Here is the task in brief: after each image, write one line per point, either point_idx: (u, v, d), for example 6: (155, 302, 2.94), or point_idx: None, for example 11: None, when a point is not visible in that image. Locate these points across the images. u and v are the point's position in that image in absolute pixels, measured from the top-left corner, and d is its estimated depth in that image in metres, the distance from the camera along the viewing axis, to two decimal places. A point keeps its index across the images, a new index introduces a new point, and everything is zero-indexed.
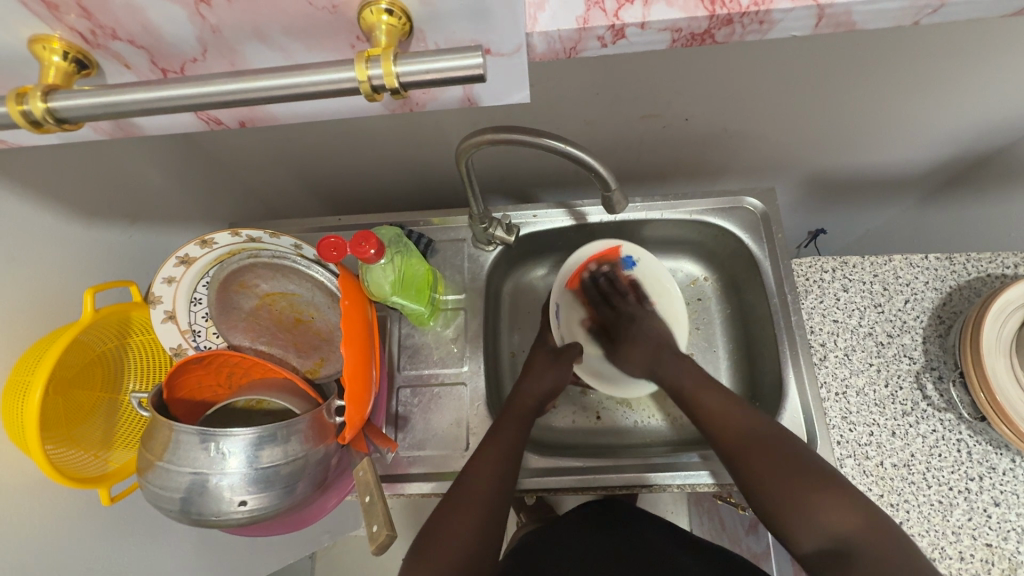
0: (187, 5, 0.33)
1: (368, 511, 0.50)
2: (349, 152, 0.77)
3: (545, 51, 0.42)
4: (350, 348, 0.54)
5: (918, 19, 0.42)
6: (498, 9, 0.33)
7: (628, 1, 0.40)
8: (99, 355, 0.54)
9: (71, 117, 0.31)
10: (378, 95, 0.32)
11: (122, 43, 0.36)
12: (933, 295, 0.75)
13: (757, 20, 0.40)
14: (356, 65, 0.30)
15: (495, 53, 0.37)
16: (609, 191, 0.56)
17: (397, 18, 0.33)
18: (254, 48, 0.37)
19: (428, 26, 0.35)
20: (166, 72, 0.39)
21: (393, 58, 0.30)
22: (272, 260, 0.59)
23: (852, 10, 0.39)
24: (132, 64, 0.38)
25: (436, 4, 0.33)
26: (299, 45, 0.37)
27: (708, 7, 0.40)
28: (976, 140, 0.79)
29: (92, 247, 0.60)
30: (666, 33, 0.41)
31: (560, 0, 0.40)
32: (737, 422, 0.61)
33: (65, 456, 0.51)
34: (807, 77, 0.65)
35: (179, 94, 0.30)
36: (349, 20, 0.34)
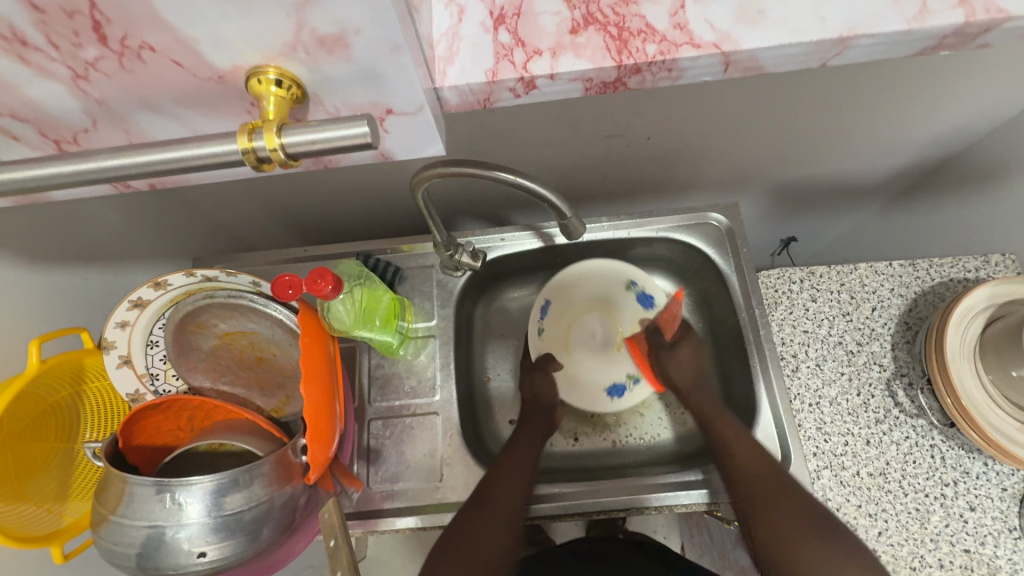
0: (65, 82, 0.34)
1: (332, 556, 0.49)
2: (312, 181, 0.77)
3: (459, 103, 0.45)
4: (311, 386, 0.53)
5: (826, 60, 0.44)
6: (388, 72, 0.35)
7: (536, 53, 0.42)
8: (52, 405, 0.53)
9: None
10: (267, 165, 0.32)
11: (9, 118, 0.36)
12: (899, 301, 0.76)
13: (664, 67, 0.42)
14: (239, 137, 0.30)
15: (398, 113, 0.39)
16: (565, 219, 0.56)
17: (287, 87, 0.35)
18: (144, 116, 0.38)
19: (322, 91, 0.36)
20: (59, 143, 0.39)
21: (276, 129, 0.30)
22: (228, 300, 0.57)
23: (757, 55, 0.42)
24: (21, 136, 0.38)
25: (325, 72, 0.34)
26: (193, 112, 0.38)
27: (615, 58, 0.42)
28: (927, 149, 0.82)
29: (42, 295, 0.58)
30: (577, 82, 0.43)
31: (469, 56, 0.43)
32: (754, 458, 0.63)
33: (10, 514, 0.48)
34: (759, 97, 0.67)
35: (96, 161, 0.29)
36: (238, 88, 0.36)
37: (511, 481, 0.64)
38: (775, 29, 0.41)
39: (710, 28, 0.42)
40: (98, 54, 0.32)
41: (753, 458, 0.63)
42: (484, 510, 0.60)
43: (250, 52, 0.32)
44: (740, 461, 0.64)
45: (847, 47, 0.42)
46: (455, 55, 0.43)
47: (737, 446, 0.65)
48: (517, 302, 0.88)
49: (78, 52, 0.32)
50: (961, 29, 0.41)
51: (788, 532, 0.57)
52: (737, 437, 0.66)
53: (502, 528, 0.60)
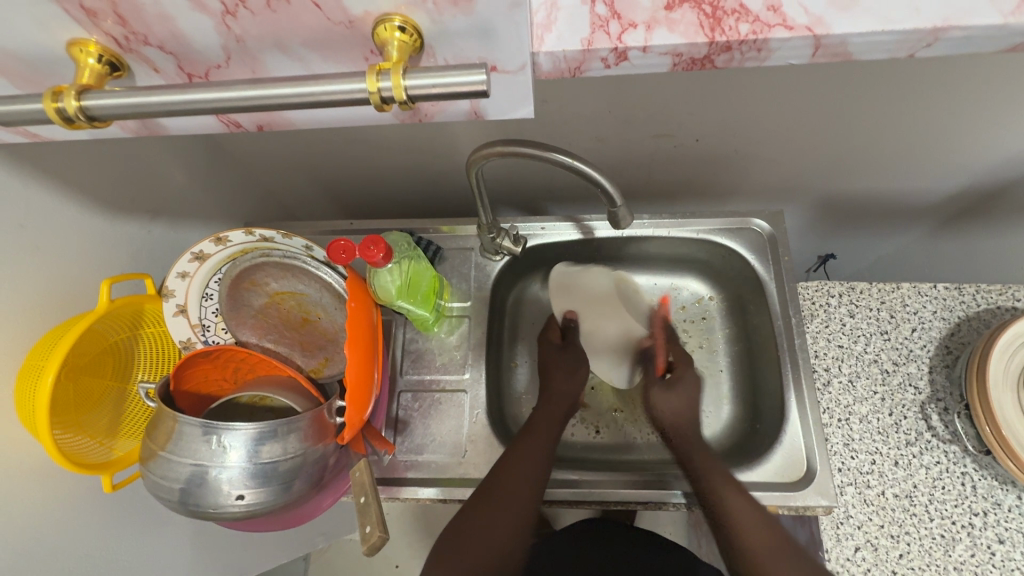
0: (215, 16, 0.33)
1: (362, 512, 0.50)
2: (364, 157, 0.79)
3: (550, 69, 0.42)
4: (354, 348, 0.55)
5: (912, 52, 0.41)
6: (502, 29, 0.33)
7: (631, 25, 0.40)
8: (112, 345, 0.56)
9: (103, 114, 0.32)
10: (388, 106, 0.32)
11: (153, 48, 0.36)
12: (941, 325, 0.75)
13: (754, 47, 0.40)
14: (368, 77, 0.30)
15: (499, 71, 0.37)
16: (615, 208, 0.57)
17: (410, 35, 0.34)
18: (277, 57, 0.37)
19: (438, 42, 0.35)
20: (192, 77, 0.39)
21: (403, 71, 0.30)
22: (283, 260, 0.61)
23: (848, 41, 0.39)
24: (160, 68, 0.38)
25: (446, 22, 0.33)
26: (317, 56, 0.37)
27: (708, 34, 0.39)
28: (986, 174, 0.79)
29: (113, 240, 0.61)
30: (667, 57, 0.41)
31: (567, 23, 0.40)
32: (752, 524, 0.61)
33: (71, 442, 0.52)
34: (816, 103, 0.66)
35: (200, 98, 0.31)
36: (365, 35, 0.35)
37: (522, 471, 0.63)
38: (866, 15, 0.38)
39: (802, 11, 0.39)
40: None
41: (755, 522, 0.61)
42: (498, 503, 0.61)
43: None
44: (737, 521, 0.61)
45: (938, 39, 0.39)
46: (553, 22, 0.40)
47: (740, 509, 0.62)
48: (549, 292, 0.89)
49: None
50: None
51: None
52: (736, 490, 0.63)
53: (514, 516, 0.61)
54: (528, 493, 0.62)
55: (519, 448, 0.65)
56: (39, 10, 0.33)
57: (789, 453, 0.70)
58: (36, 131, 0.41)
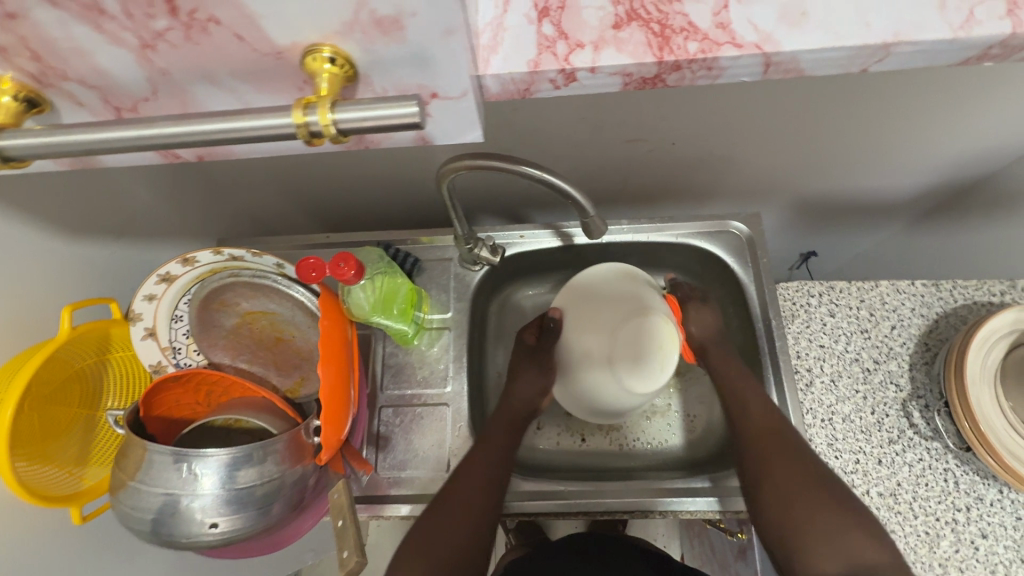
0: (132, 49, 0.32)
1: (339, 535, 0.49)
2: (338, 169, 0.78)
3: (499, 93, 0.41)
4: (327, 366, 0.54)
5: (867, 66, 0.40)
6: (440, 56, 0.33)
7: (578, 47, 0.39)
8: (77, 371, 0.54)
9: (20, 154, 0.31)
10: (318, 140, 0.32)
11: (74, 83, 0.35)
12: (920, 321, 0.75)
13: (704, 67, 0.39)
14: (294, 112, 0.29)
15: (442, 97, 0.36)
16: (587, 218, 0.56)
17: (341, 66, 0.33)
18: (205, 89, 0.36)
19: (373, 71, 0.34)
20: (120, 111, 0.38)
21: (331, 105, 0.30)
22: (253, 280, 0.60)
23: (798, 58, 0.39)
24: (85, 102, 0.37)
25: (378, 52, 0.32)
26: (248, 88, 0.36)
27: (656, 55, 0.39)
28: (959, 169, 0.80)
29: (76, 265, 0.60)
30: (617, 78, 0.40)
31: (513, 47, 0.40)
32: (768, 424, 0.64)
33: (37, 474, 0.50)
34: (785, 108, 0.67)
35: (143, 134, 0.30)
36: (293, 67, 0.34)
37: (473, 470, 0.62)
38: (817, 31, 0.38)
39: (751, 28, 0.39)
40: (166, 25, 0.31)
41: (762, 413, 0.65)
42: (446, 519, 0.59)
43: (311, 30, 0.31)
44: (748, 411, 0.66)
45: (890, 54, 0.39)
46: (499, 44, 0.40)
47: (748, 390, 0.68)
48: (531, 301, 0.88)
49: (148, 24, 0.30)
50: (1006, 40, 0.38)
51: (786, 476, 0.59)
52: (751, 392, 0.68)
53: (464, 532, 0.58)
54: (479, 498, 0.61)
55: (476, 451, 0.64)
56: None
57: None
58: None
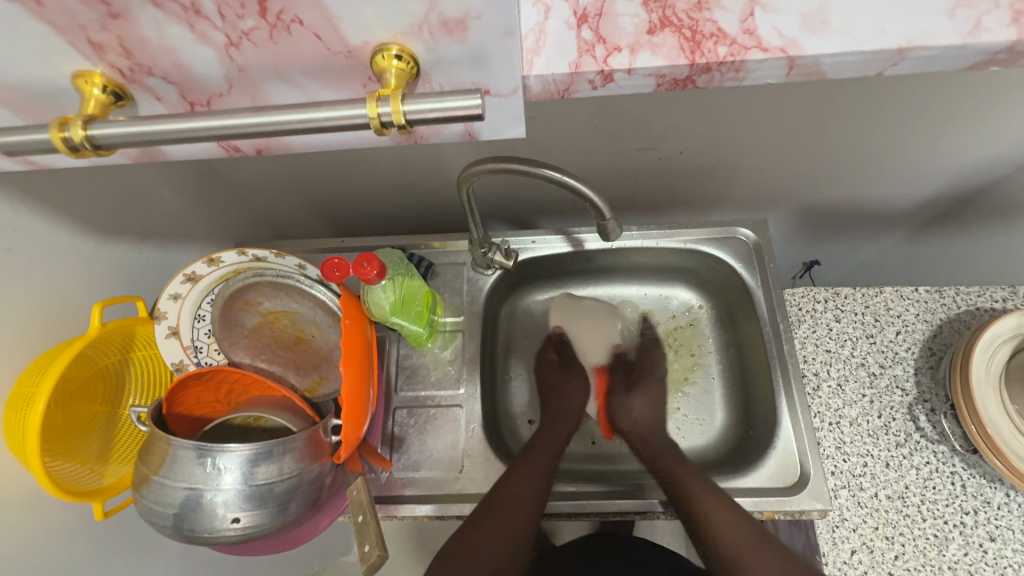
0: (218, 46, 0.34)
1: (360, 531, 0.50)
2: (354, 176, 0.80)
3: (540, 92, 0.43)
4: (349, 365, 0.55)
5: (882, 70, 0.42)
6: (496, 55, 0.34)
7: (616, 48, 0.41)
8: (101, 369, 0.55)
9: (107, 142, 0.33)
10: (387, 131, 0.33)
11: (157, 78, 0.37)
12: (924, 327, 0.77)
13: (733, 69, 0.41)
14: (368, 103, 0.31)
15: (493, 94, 0.38)
16: (604, 220, 0.58)
17: (406, 62, 0.34)
18: (277, 87, 0.38)
19: (433, 69, 0.35)
20: (194, 106, 0.39)
21: (402, 98, 0.31)
22: (276, 279, 0.62)
23: (821, 61, 0.41)
24: (163, 97, 0.38)
25: (440, 49, 0.34)
26: (318, 83, 0.37)
27: (689, 56, 0.41)
28: (960, 178, 0.82)
29: (101, 264, 0.61)
30: (652, 78, 0.42)
31: (555, 47, 0.42)
32: (733, 531, 0.64)
33: (62, 470, 0.50)
34: (791, 118, 0.69)
35: (201, 125, 0.31)
36: (363, 64, 0.35)
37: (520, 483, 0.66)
38: (836, 37, 0.40)
39: (776, 34, 0.41)
40: (254, 24, 0.33)
41: (732, 519, 0.64)
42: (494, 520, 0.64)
43: (380, 27, 0.32)
44: (718, 530, 0.64)
45: (905, 58, 0.40)
46: (542, 46, 0.42)
47: (714, 514, 0.65)
48: (541, 305, 0.90)
49: (239, 23, 0.32)
50: (1011, 47, 0.40)
51: None
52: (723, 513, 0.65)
53: (514, 528, 0.65)
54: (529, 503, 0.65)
55: (519, 465, 0.68)
56: (28, 43, 0.33)
57: (783, 458, 0.70)
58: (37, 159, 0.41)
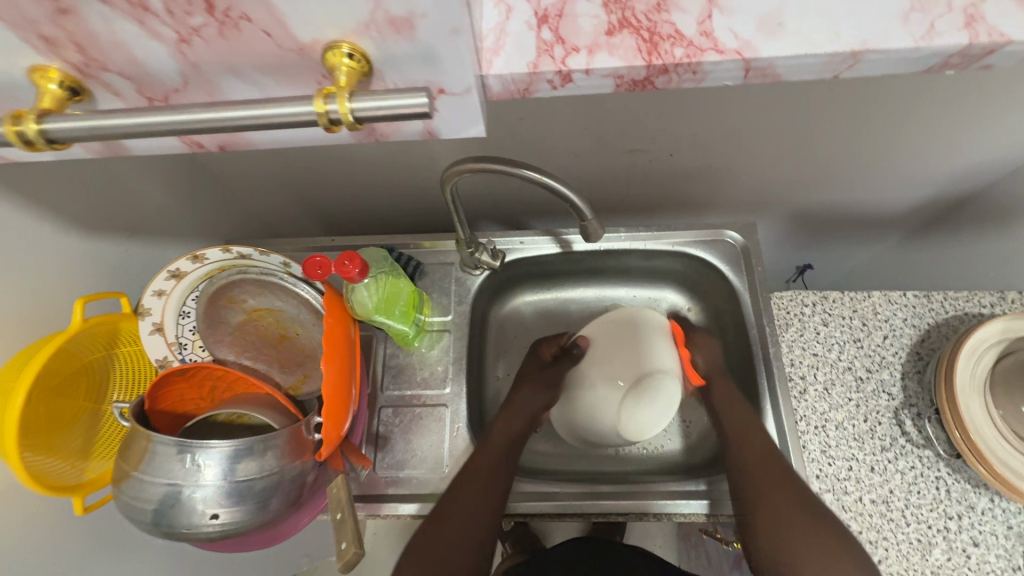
0: (167, 43, 0.34)
1: (338, 528, 0.50)
2: (346, 175, 0.81)
3: (500, 91, 0.44)
4: (331, 363, 0.55)
5: (837, 73, 0.42)
6: (446, 57, 0.35)
7: (574, 49, 0.42)
8: (85, 364, 0.55)
9: (62, 137, 0.33)
10: (336, 128, 0.33)
11: (113, 74, 0.37)
12: (911, 331, 0.77)
13: (688, 70, 0.41)
14: (315, 101, 0.31)
15: (449, 93, 0.38)
16: (585, 221, 0.58)
17: (358, 62, 0.35)
18: (230, 82, 0.38)
19: (387, 67, 0.36)
20: (152, 100, 0.39)
21: (349, 96, 0.31)
22: (261, 277, 0.63)
23: (774, 64, 0.41)
24: (120, 93, 0.39)
25: (390, 47, 0.34)
26: (270, 80, 0.37)
27: (645, 58, 0.41)
28: (949, 184, 0.82)
29: (88, 261, 0.62)
30: (610, 79, 0.43)
31: (514, 47, 0.42)
32: (759, 455, 0.65)
33: (42, 465, 0.51)
34: (778, 121, 0.69)
35: (168, 121, 0.32)
36: (315, 62, 0.36)
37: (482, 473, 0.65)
38: (792, 40, 0.40)
39: (732, 36, 0.41)
40: (202, 21, 0.32)
41: (759, 451, 0.66)
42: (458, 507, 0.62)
43: (330, 27, 0.33)
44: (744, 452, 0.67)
45: (859, 61, 0.41)
46: (501, 47, 0.42)
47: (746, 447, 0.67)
48: (530, 305, 0.90)
49: (186, 20, 0.32)
50: (964, 50, 0.40)
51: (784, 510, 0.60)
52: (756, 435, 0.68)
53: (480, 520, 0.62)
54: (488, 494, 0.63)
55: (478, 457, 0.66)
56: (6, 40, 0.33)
57: None
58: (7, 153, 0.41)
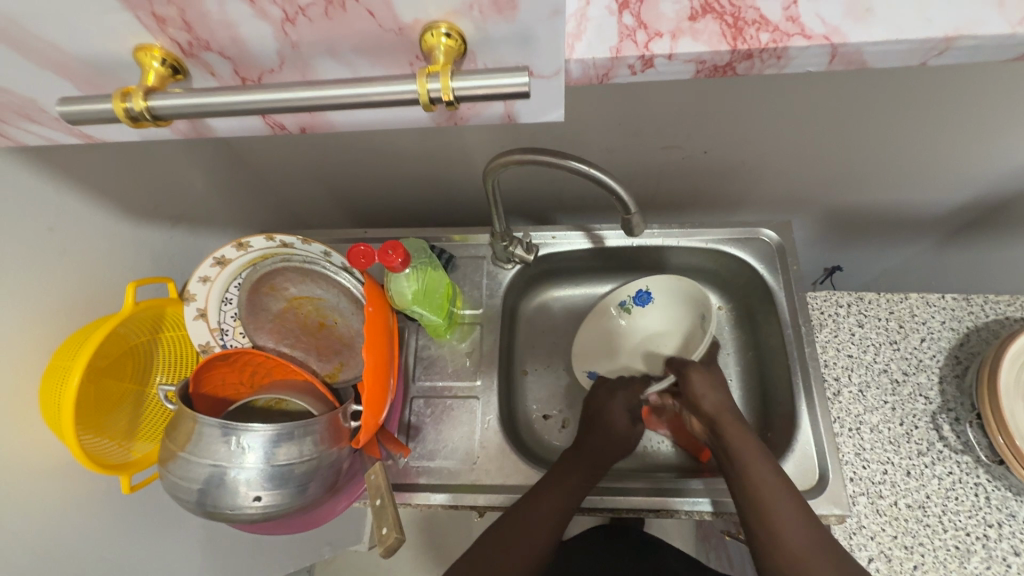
0: (274, 23, 0.35)
1: (378, 514, 0.51)
2: (380, 167, 0.82)
3: (579, 77, 0.44)
4: (371, 351, 0.55)
5: (925, 60, 0.42)
6: (542, 36, 0.35)
7: (657, 34, 0.41)
8: (132, 347, 0.56)
9: (165, 113, 0.34)
10: (433, 107, 0.34)
11: (213, 54, 0.38)
12: (950, 334, 0.75)
13: (774, 56, 0.41)
14: (418, 79, 0.32)
15: (535, 75, 0.38)
16: (629, 215, 0.58)
17: (456, 40, 0.35)
18: (326, 63, 0.38)
19: (480, 48, 0.36)
20: (245, 81, 0.40)
21: (451, 74, 0.32)
22: (303, 265, 0.64)
23: (863, 50, 0.40)
24: (216, 72, 0.39)
25: (489, 29, 0.34)
26: (366, 61, 0.38)
27: (731, 42, 0.40)
28: (992, 186, 0.81)
29: (136, 246, 0.63)
30: (691, 65, 0.42)
31: (596, 33, 0.42)
32: (765, 469, 0.61)
33: (93, 443, 0.52)
34: (820, 118, 0.68)
35: (246, 100, 0.32)
36: (412, 41, 0.36)
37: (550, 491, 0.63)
38: (881, 27, 0.40)
39: (820, 22, 0.40)
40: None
41: (761, 465, 0.61)
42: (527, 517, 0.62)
43: (433, 6, 0.33)
44: (751, 469, 0.61)
45: (950, 48, 0.40)
46: (584, 31, 0.42)
47: (751, 458, 0.62)
48: (559, 301, 0.90)
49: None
50: None
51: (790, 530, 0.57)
52: (767, 475, 0.60)
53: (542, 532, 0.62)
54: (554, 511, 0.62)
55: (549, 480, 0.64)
56: (82, 23, 0.34)
57: (801, 461, 0.69)
58: (94, 132, 0.42)
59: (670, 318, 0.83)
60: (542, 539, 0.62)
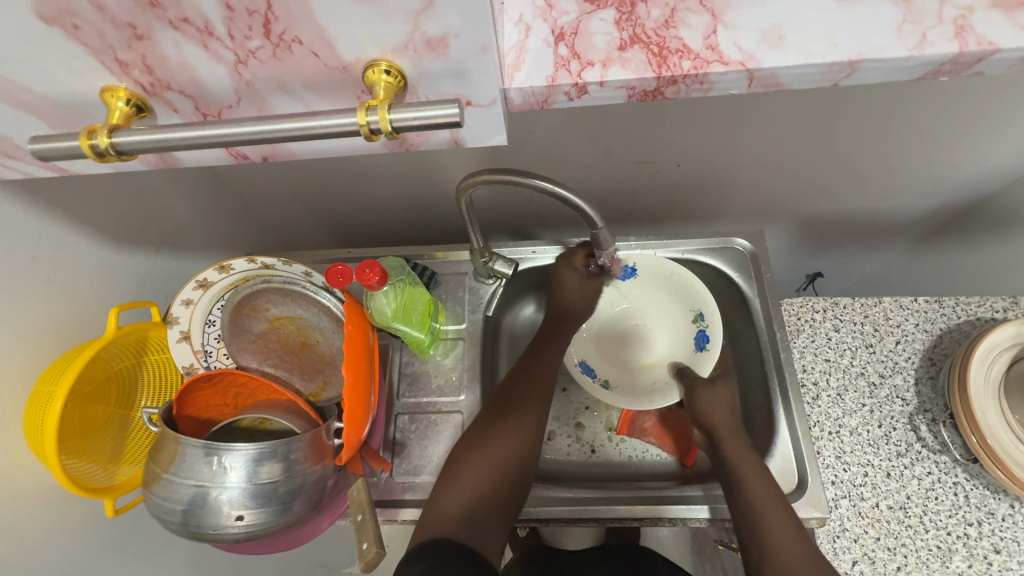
0: (227, 64, 0.37)
1: (360, 529, 0.51)
2: (361, 189, 0.84)
3: (521, 103, 0.46)
4: (351, 368, 0.56)
5: (839, 79, 0.44)
6: (477, 69, 0.37)
7: (588, 63, 0.44)
8: (117, 372, 0.57)
9: (129, 149, 0.35)
10: (376, 137, 0.35)
11: (175, 93, 0.40)
12: (924, 337, 0.77)
13: (697, 81, 0.43)
14: (358, 112, 0.34)
15: (475, 105, 0.40)
16: (597, 230, 0.59)
17: (394, 77, 0.37)
18: (280, 99, 0.40)
19: (419, 82, 0.38)
20: (207, 116, 0.42)
21: (389, 107, 0.34)
22: (283, 285, 0.64)
23: (777, 73, 0.42)
24: (181, 109, 0.41)
25: (425, 65, 0.36)
26: (316, 95, 0.40)
27: (655, 70, 0.43)
28: (956, 192, 0.83)
29: (120, 271, 0.64)
30: (622, 90, 0.45)
31: (534, 61, 0.44)
32: (754, 473, 0.63)
33: (76, 467, 0.53)
34: (782, 131, 0.71)
35: (214, 133, 0.34)
36: (356, 77, 0.38)
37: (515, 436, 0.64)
38: (793, 52, 0.42)
39: (736, 49, 0.43)
40: (257, 44, 0.35)
41: (752, 469, 0.63)
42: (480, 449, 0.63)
43: (374, 45, 0.35)
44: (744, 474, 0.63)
45: (857, 70, 0.42)
46: (522, 62, 0.44)
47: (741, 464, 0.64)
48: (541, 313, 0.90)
49: (245, 42, 0.35)
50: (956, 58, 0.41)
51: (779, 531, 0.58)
52: (761, 491, 0.61)
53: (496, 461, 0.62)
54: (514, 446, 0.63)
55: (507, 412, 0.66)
56: (57, 65, 0.36)
57: (780, 465, 0.70)
58: (68, 166, 0.44)
59: (655, 295, 0.83)
60: (515, 430, 0.65)
